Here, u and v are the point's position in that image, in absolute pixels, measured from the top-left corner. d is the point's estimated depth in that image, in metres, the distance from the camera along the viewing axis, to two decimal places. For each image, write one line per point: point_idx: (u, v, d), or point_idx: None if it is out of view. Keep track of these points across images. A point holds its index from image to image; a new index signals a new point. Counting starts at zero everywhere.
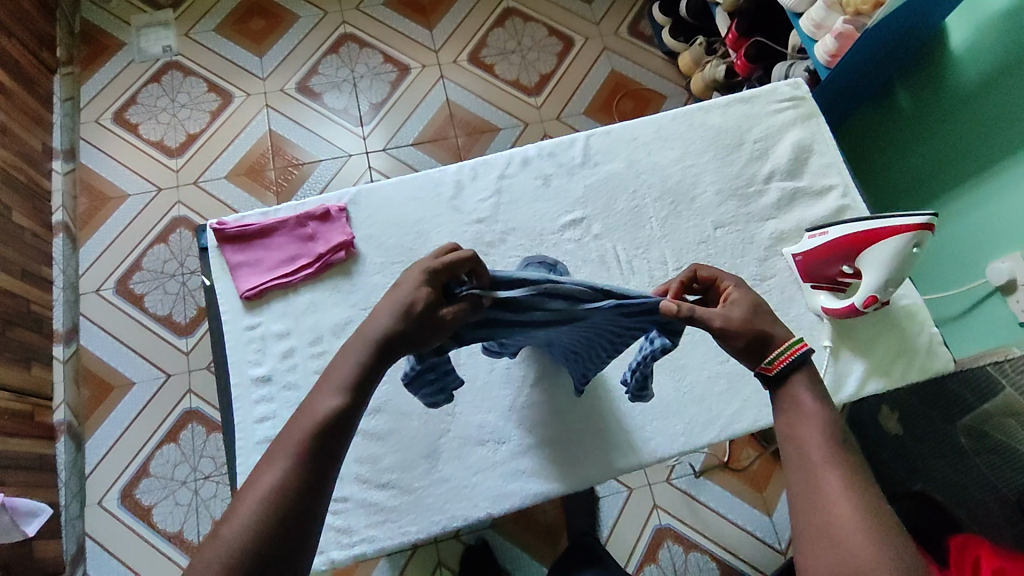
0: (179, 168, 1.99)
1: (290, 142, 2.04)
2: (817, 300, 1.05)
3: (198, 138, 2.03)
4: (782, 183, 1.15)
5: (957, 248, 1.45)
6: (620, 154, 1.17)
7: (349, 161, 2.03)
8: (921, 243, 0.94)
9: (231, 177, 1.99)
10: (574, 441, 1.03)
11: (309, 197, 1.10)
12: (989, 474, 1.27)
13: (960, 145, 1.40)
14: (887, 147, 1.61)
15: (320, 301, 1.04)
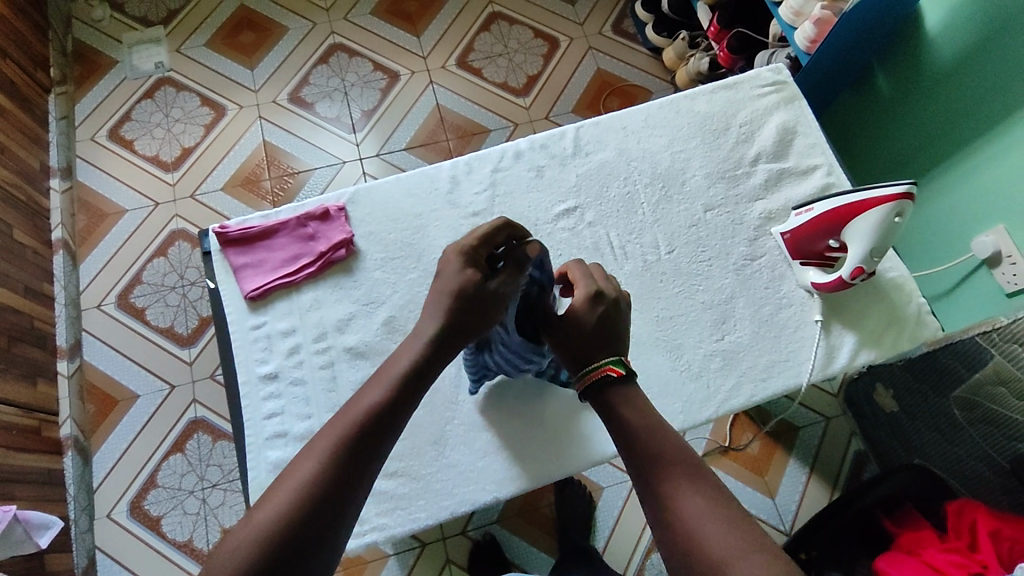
0: (175, 182, 2.01)
1: (284, 152, 2.07)
2: (807, 276, 1.08)
3: (193, 152, 2.05)
4: (769, 165, 1.18)
5: (943, 224, 1.48)
6: (610, 143, 1.20)
7: (343, 168, 2.06)
8: (901, 213, 0.97)
9: (227, 188, 2.01)
10: (548, 437, 1.06)
11: (308, 198, 1.12)
12: (983, 445, 1.32)
13: (940, 124, 1.44)
14: (869, 130, 1.64)
15: (323, 297, 1.06)
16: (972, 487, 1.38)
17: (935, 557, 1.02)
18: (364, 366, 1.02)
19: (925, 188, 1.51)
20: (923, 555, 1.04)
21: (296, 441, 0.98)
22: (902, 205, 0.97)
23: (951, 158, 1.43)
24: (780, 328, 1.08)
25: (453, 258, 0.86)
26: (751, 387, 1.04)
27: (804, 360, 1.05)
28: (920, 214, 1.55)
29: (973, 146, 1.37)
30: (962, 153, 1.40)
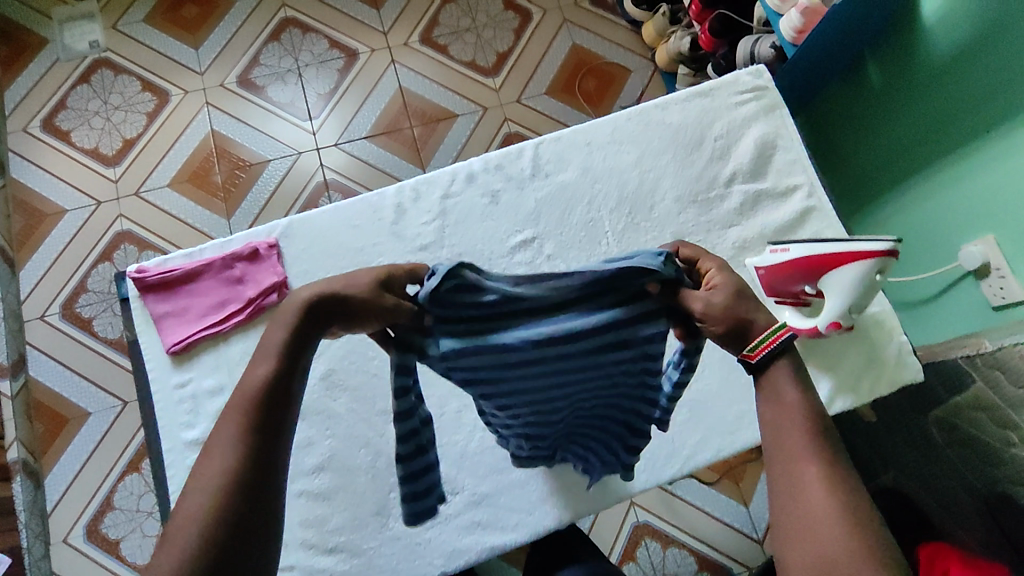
0: (118, 178, 1.86)
1: (234, 142, 1.90)
2: (783, 316, 0.98)
3: (135, 144, 1.90)
4: (745, 186, 1.07)
5: (923, 229, 1.39)
6: (574, 162, 1.08)
7: (299, 159, 1.90)
8: (884, 270, 0.82)
9: (173, 184, 1.86)
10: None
11: (236, 234, 1.01)
12: (963, 470, 1.23)
13: (933, 122, 1.32)
14: (857, 122, 1.53)
15: (254, 350, 0.97)
16: (948, 508, 1.30)
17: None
18: None
19: (912, 190, 1.41)
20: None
21: None
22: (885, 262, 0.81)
23: (941, 159, 1.32)
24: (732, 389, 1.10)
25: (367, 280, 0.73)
26: None
27: None
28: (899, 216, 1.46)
29: (964, 146, 1.26)
30: (957, 150, 1.28)
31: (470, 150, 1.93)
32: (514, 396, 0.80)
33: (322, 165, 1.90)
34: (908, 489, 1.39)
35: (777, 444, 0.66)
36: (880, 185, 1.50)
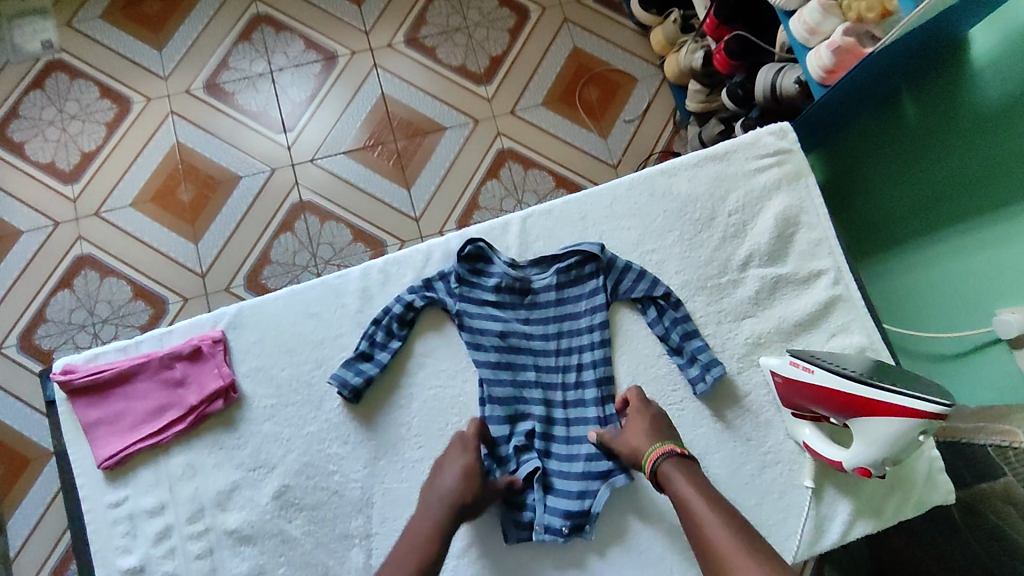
0: (77, 198, 1.57)
1: (201, 157, 1.60)
2: (801, 430, 0.86)
3: (96, 158, 1.58)
4: (761, 270, 0.94)
5: (933, 301, 1.15)
6: (564, 241, 0.95)
7: (273, 176, 1.60)
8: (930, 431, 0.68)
9: (137, 204, 1.57)
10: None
11: (177, 325, 0.89)
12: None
13: (959, 180, 1.07)
14: (870, 164, 1.27)
15: (198, 462, 0.85)
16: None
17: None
18: (250, 555, 0.83)
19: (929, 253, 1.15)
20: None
21: None
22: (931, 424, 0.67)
23: (964, 224, 1.07)
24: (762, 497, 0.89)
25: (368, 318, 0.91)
26: None
27: (788, 537, 0.86)
28: (909, 276, 1.21)
29: (988, 214, 1.02)
30: (983, 221, 1.03)
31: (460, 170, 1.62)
32: (513, 386, 0.90)
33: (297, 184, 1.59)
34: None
35: (696, 529, 0.73)
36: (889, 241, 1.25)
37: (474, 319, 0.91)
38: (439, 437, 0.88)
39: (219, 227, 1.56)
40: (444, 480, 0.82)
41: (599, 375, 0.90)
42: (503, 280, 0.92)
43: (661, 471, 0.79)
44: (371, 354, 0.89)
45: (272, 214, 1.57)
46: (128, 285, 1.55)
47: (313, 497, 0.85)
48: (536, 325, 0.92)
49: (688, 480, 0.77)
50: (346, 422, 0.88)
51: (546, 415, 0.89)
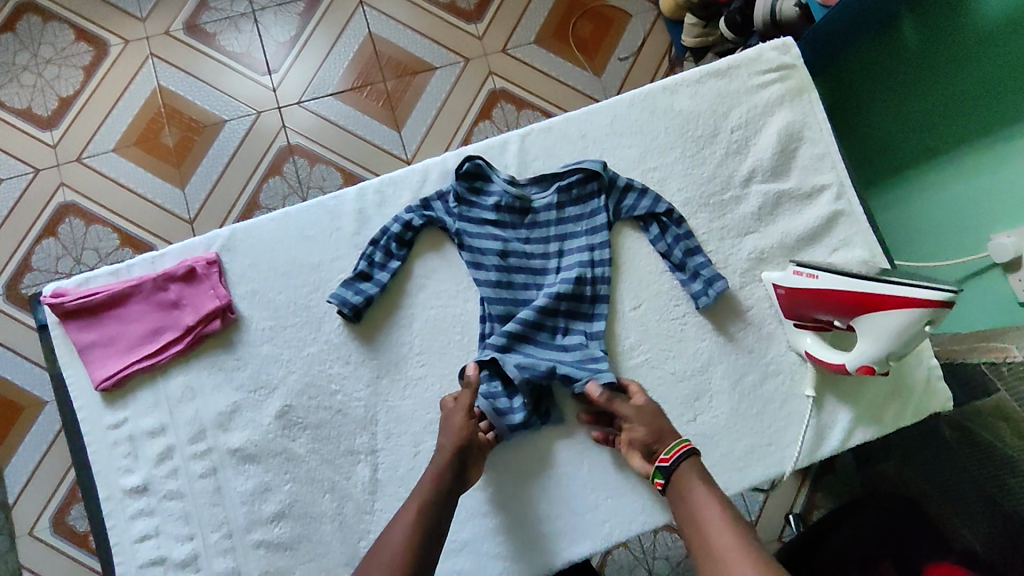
0: (56, 144, 1.43)
1: (184, 101, 1.45)
2: (803, 341, 0.87)
3: (74, 104, 1.44)
4: (764, 186, 0.92)
5: (929, 234, 1.11)
6: (563, 160, 0.92)
7: (260, 119, 1.46)
8: (936, 321, 0.70)
9: (121, 149, 1.44)
10: (552, 530, 0.84)
11: (168, 247, 0.87)
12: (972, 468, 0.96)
13: (952, 105, 1.03)
14: (869, 96, 1.20)
15: (198, 384, 0.84)
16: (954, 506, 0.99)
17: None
18: (255, 473, 0.83)
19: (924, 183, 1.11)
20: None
21: (175, 568, 0.81)
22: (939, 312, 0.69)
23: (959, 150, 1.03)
24: (764, 403, 0.89)
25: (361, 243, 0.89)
26: (726, 478, 0.86)
27: (789, 443, 0.88)
28: (904, 211, 1.18)
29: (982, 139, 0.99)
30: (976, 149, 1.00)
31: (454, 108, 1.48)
32: (519, 305, 0.88)
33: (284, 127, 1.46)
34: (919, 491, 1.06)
35: (698, 525, 0.69)
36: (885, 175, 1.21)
37: (474, 238, 0.89)
38: (442, 356, 0.87)
39: (204, 173, 1.44)
40: (446, 442, 0.78)
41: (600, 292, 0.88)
42: (502, 198, 0.89)
43: (678, 473, 0.75)
44: (370, 274, 0.87)
45: (259, 157, 1.44)
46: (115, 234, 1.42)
47: (316, 416, 0.85)
48: (536, 244, 0.90)
49: (706, 489, 0.72)
50: (348, 342, 0.87)
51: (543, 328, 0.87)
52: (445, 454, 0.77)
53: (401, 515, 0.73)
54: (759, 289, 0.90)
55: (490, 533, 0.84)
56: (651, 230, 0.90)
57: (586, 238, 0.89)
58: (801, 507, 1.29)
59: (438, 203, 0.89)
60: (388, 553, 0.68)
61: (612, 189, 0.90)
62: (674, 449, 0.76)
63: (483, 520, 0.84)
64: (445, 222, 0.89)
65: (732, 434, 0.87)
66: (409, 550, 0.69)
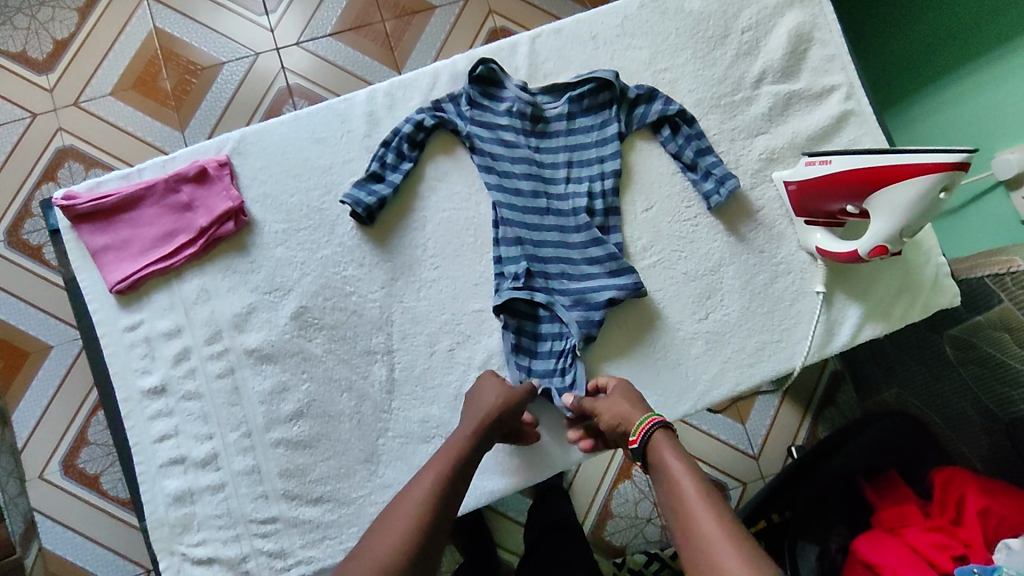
0: (53, 87, 1.32)
1: (182, 43, 1.34)
2: (813, 238, 0.87)
3: (70, 47, 1.32)
4: (775, 87, 0.92)
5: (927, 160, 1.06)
6: (574, 63, 0.92)
7: (258, 61, 1.35)
8: (951, 187, 0.71)
9: (117, 93, 1.33)
10: (561, 427, 0.84)
11: (178, 151, 0.86)
12: (973, 388, 0.94)
13: (955, 25, 0.96)
14: (876, 17, 1.12)
15: (213, 285, 0.85)
16: (956, 429, 1.00)
17: (895, 562, 0.85)
18: (272, 373, 0.84)
19: (920, 109, 1.06)
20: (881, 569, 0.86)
21: (196, 467, 0.82)
22: (953, 177, 0.70)
23: (958, 74, 0.97)
24: (775, 302, 0.89)
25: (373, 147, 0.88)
26: (736, 375, 0.87)
27: (800, 340, 0.88)
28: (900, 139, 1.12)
29: (988, 56, 0.92)
30: (975, 70, 0.94)
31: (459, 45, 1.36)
32: (530, 211, 0.87)
33: (284, 68, 1.35)
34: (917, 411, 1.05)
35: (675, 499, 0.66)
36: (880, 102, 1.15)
37: (485, 142, 0.88)
38: (455, 258, 0.87)
39: (200, 119, 1.33)
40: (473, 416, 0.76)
41: (609, 202, 0.88)
42: (515, 104, 0.89)
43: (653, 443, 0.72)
44: (383, 175, 0.87)
45: (260, 98, 1.33)
46: None
47: (332, 316, 0.85)
48: (548, 152, 0.89)
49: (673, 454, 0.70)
50: (361, 244, 0.86)
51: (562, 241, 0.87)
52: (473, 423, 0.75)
53: (424, 474, 0.71)
54: (770, 189, 0.90)
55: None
56: (663, 135, 0.90)
57: (597, 149, 0.89)
58: (804, 437, 1.27)
59: (449, 109, 0.89)
60: (405, 509, 0.66)
61: (625, 97, 0.90)
62: (645, 422, 0.73)
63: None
64: (457, 128, 0.88)
65: (745, 332, 0.88)
66: (426, 508, 0.66)
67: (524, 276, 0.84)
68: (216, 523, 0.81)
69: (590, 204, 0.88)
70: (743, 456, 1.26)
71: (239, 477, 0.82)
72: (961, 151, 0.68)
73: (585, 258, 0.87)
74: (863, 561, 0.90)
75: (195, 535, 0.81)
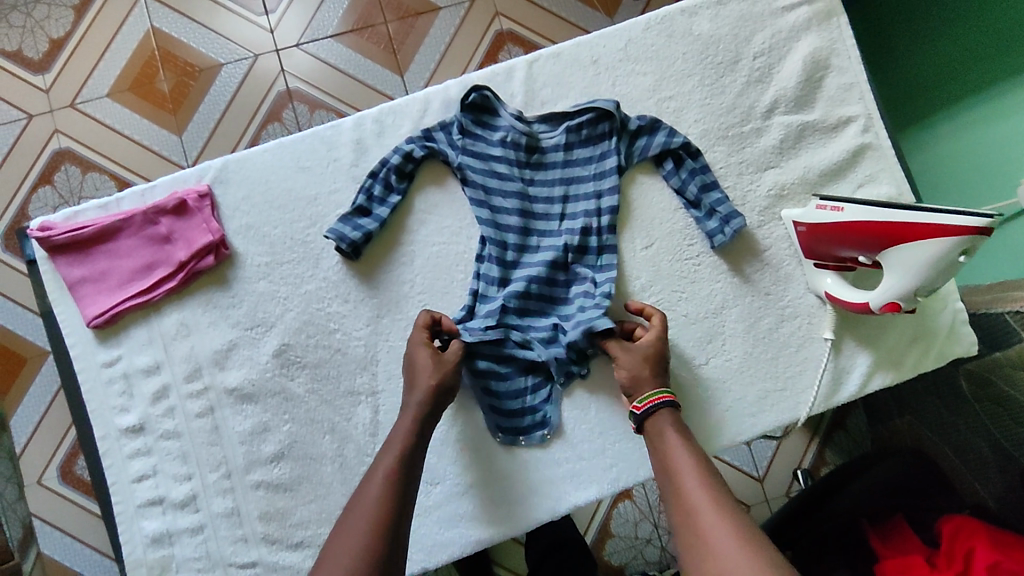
0: (50, 88, 1.21)
1: (179, 42, 1.22)
2: (822, 282, 0.82)
3: (67, 47, 1.21)
4: (787, 117, 0.87)
5: (941, 185, 1.00)
6: (573, 89, 0.87)
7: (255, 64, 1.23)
8: (971, 251, 0.67)
9: (115, 94, 1.22)
10: (548, 475, 0.81)
11: (159, 179, 0.83)
12: (988, 425, 0.87)
13: (978, 47, 0.90)
14: (892, 32, 1.05)
15: (192, 320, 0.82)
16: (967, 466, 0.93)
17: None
18: (253, 413, 0.81)
19: (937, 132, 1.00)
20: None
21: (174, 508, 0.80)
22: (975, 242, 0.66)
23: (978, 99, 0.91)
24: (779, 347, 0.85)
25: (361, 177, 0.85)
26: (737, 424, 0.83)
27: (805, 389, 0.84)
28: (914, 162, 1.06)
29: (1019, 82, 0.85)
30: (1006, 95, 0.87)
31: (463, 56, 1.24)
32: (523, 248, 0.84)
33: (283, 71, 1.23)
34: (926, 442, 0.99)
35: (672, 476, 0.66)
36: (892, 120, 1.09)
37: (478, 174, 0.84)
38: (444, 295, 0.84)
39: (200, 121, 1.22)
40: (415, 400, 0.73)
41: (607, 239, 0.84)
42: (509, 134, 0.84)
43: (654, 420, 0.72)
44: (370, 209, 0.83)
45: (256, 105, 1.22)
46: (114, 182, 1.21)
47: (315, 355, 0.82)
48: (543, 186, 0.85)
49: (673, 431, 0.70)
50: (346, 280, 0.83)
51: (546, 278, 0.82)
52: (412, 410, 0.73)
53: (374, 471, 0.68)
54: (778, 228, 0.85)
55: (491, 476, 0.81)
56: (671, 176, 0.85)
57: (594, 183, 0.85)
58: (810, 463, 1.22)
59: (440, 139, 0.85)
60: (367, 509, 0.64)
61: (624, 128, 0.85)
62: (655, 396, 0.73)
63: (484, 465, 0.81)
64: (448, 159, 0.84)
65: (748, 378, 0.83)
66: (385, 509, 0.64)
67: (497, 315, 0.81)
68: (195, 565, 0.79)
69: (584, 241, 0.83)
70: (748, 481, 1.20)
71: (218, 520, 0.80)
72: (984, 216, 0.64)
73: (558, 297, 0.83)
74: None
75: None
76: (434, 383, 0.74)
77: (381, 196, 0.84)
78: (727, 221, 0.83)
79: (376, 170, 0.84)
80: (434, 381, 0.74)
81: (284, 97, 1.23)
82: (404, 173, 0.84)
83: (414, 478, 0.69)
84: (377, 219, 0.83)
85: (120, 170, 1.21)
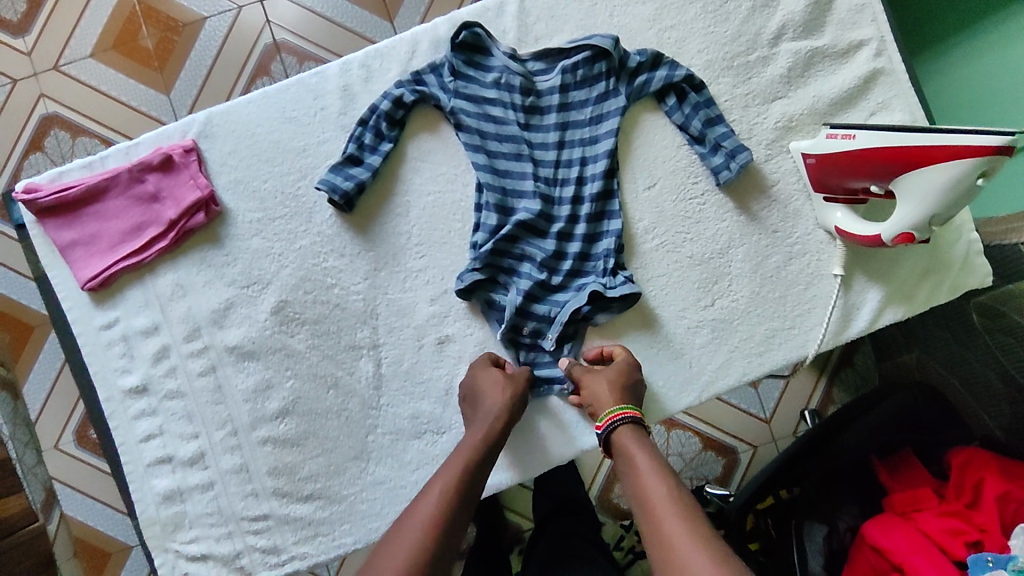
0: (32, 50, 1.16)
1: None
2: (832, 216, 0.80)
3: (46, 6, 1.16)
4: (795, 43, 0.82)
5: (955, 111, 0.96)
6: (569, 22, 0.83)
7: (239, 14, 1.17)
8: (989, 173, 0.64)
9: (99, 54, 1.17)
10: (551, 424, 0.80)
11: (142, 136, 0.81)
12: (1000, 358, 0.84)
13: None
14: None
15: (188, 280, 0.81)
16: (977, 398, 0.91)
17: (906, 549, 0.81)
18: (255, 369, 0.81)
19: (950, 57, 0.95)
20: (890, 555, 0.82)
21: (184, 466, 0.80)
22: (993, 162, 0.63)
23: (995, 20, 0.86)
24: (787, 285, 0.82)
25: (351, 124, 0.81)
26: (744, 365, 0.81)
27: (813, 328, 0.82)
28: (928, 88, 1.01)
29: None
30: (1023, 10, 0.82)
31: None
32: (517, 196, 0.80)
33: (269, 21, 1.18)
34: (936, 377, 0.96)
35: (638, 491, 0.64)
36: (908, 44, 1.04)
37: (472, 118, 0.80)
38: (442, 246, 0.81)
39: (189, 77, 1.17)
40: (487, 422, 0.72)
41: (601, 186, 0.80)
42: (503, 75, 0.80)
43: (616, 434, 0.70)
44: (361, 158, 0.80)
45: (245, 57, 1.17)
46: (106, 146, 1.17)
47: (314, 310, 0.81)
48: (538, 131, 0.81)
49: (650, 460, 0.66)
50: (341, 233, 0.81)
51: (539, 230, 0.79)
52: (440, 487, 0.66)
53: (422, 499, 0.65)
54: (786, 160, 0.82)
55: None
56: (677, 114, 0.81)
57: (590, 129, 0.81)
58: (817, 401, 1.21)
59: (429, 83, 0.81)
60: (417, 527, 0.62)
61: (624, 65, 0.81)
62: (616, 411, 0.71)
63: None
64: (441, 104, 0.80)
65: (754, 318, 0.82)
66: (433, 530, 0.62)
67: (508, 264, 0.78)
68: (208, 521, 0.80)
69: (580, 189, 0.81)
70: (754, 419, 1.20)
71: (228, 476, 0.80)
72: (1002, 133, 0.61)
73: (567, 253, 0.80)
74: (872, 546, 0.85)
75: (188, 533, 0.80)
76: (502, 405, 0.73)
77: (374, 142, 0.81)
78: (733, 156, 0.80)
79: (367, 116, 0.80)
80: (480, 444, 0.70)
81: (271, 49, 1.17)
82: (398, 120, 0.81)
83: (460, 515, 0.65)
84: (369, 166, 0.80)
85: (110, 135, 1.17)
